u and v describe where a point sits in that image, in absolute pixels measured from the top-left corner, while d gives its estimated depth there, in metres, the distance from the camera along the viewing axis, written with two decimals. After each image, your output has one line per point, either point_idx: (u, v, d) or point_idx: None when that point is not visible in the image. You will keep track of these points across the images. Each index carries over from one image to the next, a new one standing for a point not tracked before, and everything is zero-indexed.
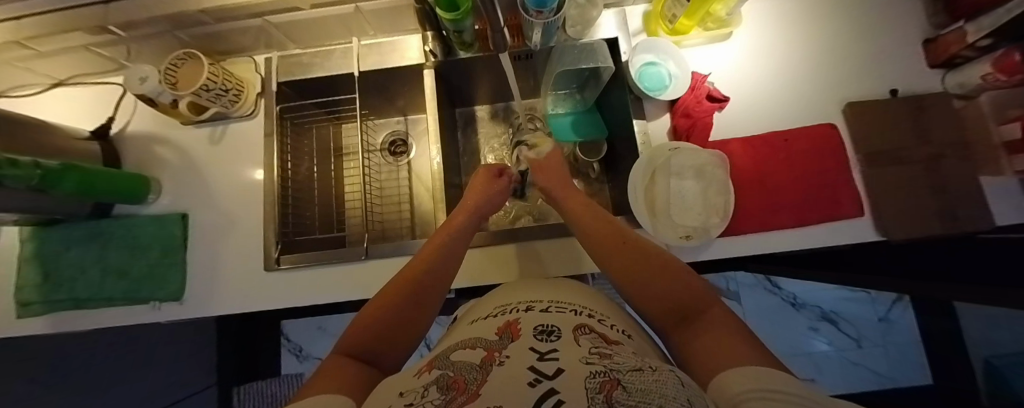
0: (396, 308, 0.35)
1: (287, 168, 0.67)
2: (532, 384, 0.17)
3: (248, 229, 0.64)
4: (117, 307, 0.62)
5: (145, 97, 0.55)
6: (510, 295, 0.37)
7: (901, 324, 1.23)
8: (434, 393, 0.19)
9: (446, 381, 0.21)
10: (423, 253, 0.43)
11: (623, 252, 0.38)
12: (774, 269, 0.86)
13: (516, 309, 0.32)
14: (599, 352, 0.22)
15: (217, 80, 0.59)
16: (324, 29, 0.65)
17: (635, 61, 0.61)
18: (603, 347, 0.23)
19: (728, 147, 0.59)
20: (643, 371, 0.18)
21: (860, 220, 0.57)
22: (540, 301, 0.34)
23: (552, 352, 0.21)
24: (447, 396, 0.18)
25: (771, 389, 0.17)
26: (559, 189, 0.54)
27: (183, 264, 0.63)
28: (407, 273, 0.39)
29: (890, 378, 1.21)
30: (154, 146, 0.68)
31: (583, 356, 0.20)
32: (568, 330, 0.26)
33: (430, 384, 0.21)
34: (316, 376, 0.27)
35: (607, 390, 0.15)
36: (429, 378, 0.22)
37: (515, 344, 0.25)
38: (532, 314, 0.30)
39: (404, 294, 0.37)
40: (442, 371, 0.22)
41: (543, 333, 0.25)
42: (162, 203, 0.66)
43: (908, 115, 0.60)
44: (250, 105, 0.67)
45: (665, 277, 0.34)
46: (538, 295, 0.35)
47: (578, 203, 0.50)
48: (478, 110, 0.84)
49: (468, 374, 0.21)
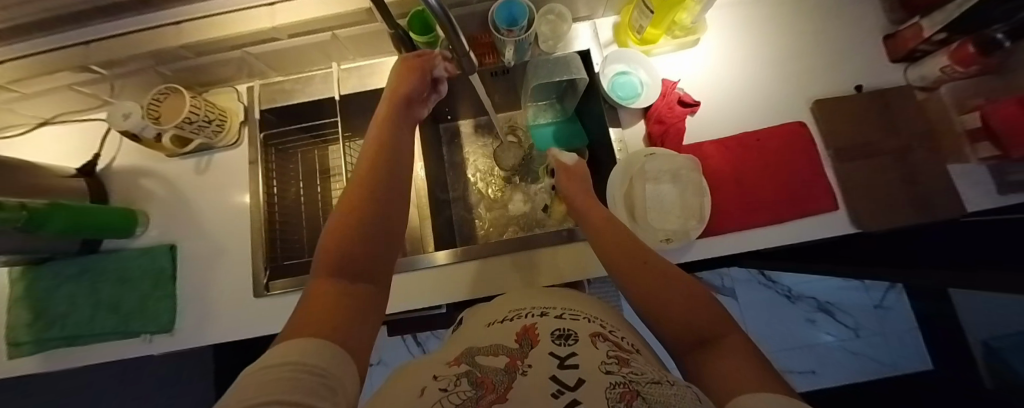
0: (364, 214, 0.31)
1: (273, 193, 0.68)
2: (554, 395, 0.18)
3: (237, 257, 0.64)
4: (109, 341, 0.62)
5: (129, 134, 0.56)
6: (524, 300, 0.35)
7: (896, 310, 1.24)
8: (466, 385, 0.21)
9: (475, 377, 0.22)
10: (368, 150, 0.38)
11: (637, 266, 0.35)
12: (763, 264, 0.86)
13: (529, 314, 0.30)
14: (617, 358, 0.22)
15: (200, 112, 0.60)
16: (304, 56, 0.67)
17: (607, 72, 0.63)
18: (621, 354, 0.23)
19: (703, 150, 0.61)
20: (662, 384, 0.18)
21: (836, 213, 0.58)
22: (552, 307, 0.32)
23: (572, 359, 0.21)
24: (478, 392, 0.20)
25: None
26: (582, 203, 0.51)
27: (173, 295, 0.63)
28: (357, 176, 0.34)
29: (892, 365, 1.21)
30: (142, 179, 0.69)
31: (603, 363, 0.20)
32: (586, 335, 0.25)
33: (461, 375, 0.22)
34: (302, 308, 0.24)
35: (628, 400, 0.15)
36: (461, 369, 0.23)
37: (536, 351, 0.24)
38: (549, 319, 0.29)
39: (364, 191, 0.33)
40: (471, 365, 0.23)
41: (561, 338, 0.25)
42: (151, 235, 0.67)
43: (875, 109, 0.62)
44: (234, 135, 0.68)
45: (682, 297, 0.31)
46: (554, 302, 0.33)
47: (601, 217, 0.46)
48: (463, 124, 0.85)
49: (495, 376, 0.22)
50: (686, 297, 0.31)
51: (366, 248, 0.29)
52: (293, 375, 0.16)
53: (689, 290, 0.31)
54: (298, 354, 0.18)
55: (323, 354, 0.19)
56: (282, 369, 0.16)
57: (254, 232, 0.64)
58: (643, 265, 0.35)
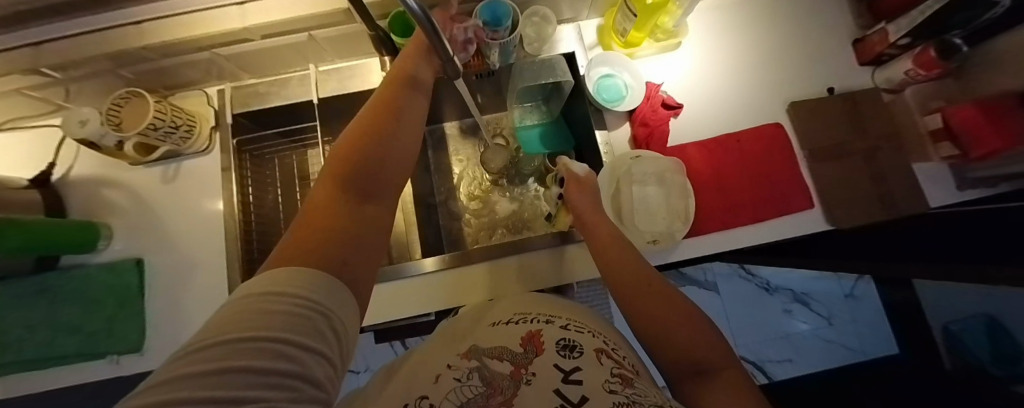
0: (375, 139, 0.30)
1: (249, 202, 0.66)
2: None
3: (212, 270, 0.61)
4: (72, 364, 0.58)
5: (87, 141, 0.52)
6: (523, 304, 0.33)
7: (865, 299, 1.31)
8: (476, 381, 0.23)
9: (487, 372, 0.24)
10: (389, 85, 0.37)
11: (637, 287, 0.36)
12: (744, 260, 0.89)
13: (535, 319, 0.29)
14: (621, 376, 0.23)
15: (166, 117, 0.56)
16: (278, 58, 0.64)
17: (592, 75, 0.63)
18: (624, 371, 0.24)
19: (686, 152, 0.62)
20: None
21: (812, 211, 0.61)
22: (557, 315, 0.30)
23: (576, 373, 0.22)
24: (487, 390, 0.22)
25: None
26: (588, 216, 0.47)
27: (142, 312, 0.59)
28: (376, 102, 0.34)
29: (862, 351, 1.28)
30: (104, 189, 0.64)
31: (607, 381, 0.22)
32: (591, 348, 0.25)
33: (474, 370, 0.24)
34: (304, 216, 0.25)
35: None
36: (474, 361, 0.24)
37: (540, 361, 0.24)
38: (555, 326, 0.27)
39: (382, 116, 0.32)
40: (481, 358, 0.25)
41: (567, 349, 0.24)
42: (115, 249, 0.63)
43: (845, 111, 0.64)
44: (205, 141, 0.65)
45: (685, 326, 0.31)
46: (556, 310, 0.31)
47: (608, 234, 0.44)
48: (448, 126, 0.84)
49: (504, 382, 0.23)
50: (682, 320, 0.32)
51: (373, 171, 0.29)
52: (278, 310, 0.16)
53: (686, 313, 0.33)
54: (282, 283, 0.17)
55: (307, 282, 0.18)
56: (265, 301, 0.16)
57: (229, 243, 0.61)
58: (646, 287, 0.35)
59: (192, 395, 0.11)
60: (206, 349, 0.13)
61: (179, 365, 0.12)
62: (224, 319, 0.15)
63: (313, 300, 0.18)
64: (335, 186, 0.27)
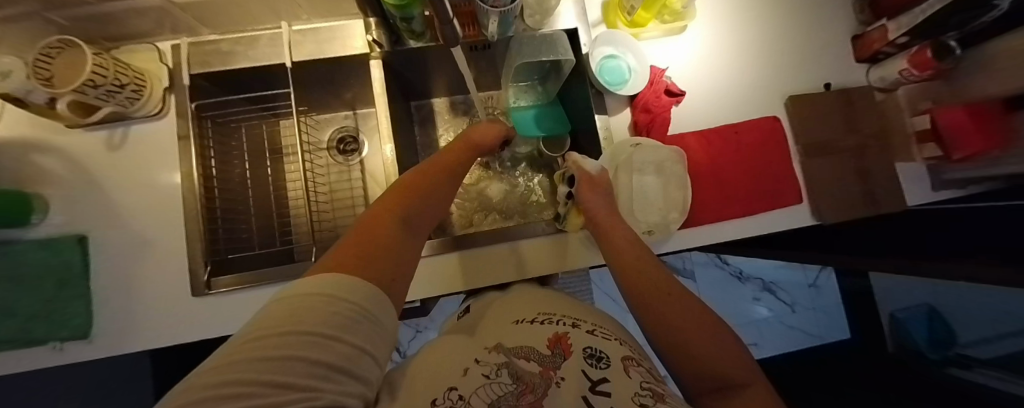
0: (423, 192, 0.36)
1: (212, 175, 0.59)
2: None
3: (170, 249, 0.55)
4: (4, 351, 0.51)
5: (7, 96, 0.44)
6: (548, 304, 0.33)
7: (827, 288, 1.38)
8: (506, 378, 0.21)
9: (516, 370, 0.22)
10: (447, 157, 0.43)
11: (659, 293, 0.35)
12: (726, 251, 0.91)
13: (561, 321, 0.29)
14: (652, 391, 0.22)
15: (108, 74, 0.48)
16: (244, 11, 0.56)
17: (595, 54, 0.60)
18: (656, 388, 0.22)
19: (685, 142, 0.61)
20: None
21: (800, 206, 0.61)
22: (584, 319, 0.30)
23: (605, 385, 0.21)
24: (518, 388, 0.21)
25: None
26: (603, 221, 0.46)
27: (88, 295, 0.53)
28: (430, 168, 0.39)
29: (818, 336, 1.35)
30: (35, 154, 0.56)
31: (637, 395, 0.21)
32: (617, 359, 0.24)
33: (502, 367, 0.23)
34: (349, 235, 0.27)
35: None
36: (501, 358, 0.23)
37: (569, 365, 0.23)
38: (580, 331, 0.27)
39: (436, 176, 0.39)
40: (508, 355, 0.24)
41: (593, 358, 0.24)
42: (53, 224, 0.55)
43: (839, 108, 0.64)
44: (157, 103, 0.57)
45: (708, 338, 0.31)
46: (584, 315, 0.31)
47: (625, 240, 0.43)
48: (437, 102, 0.79)
49: (535, 378, 0.22)
50: (706, 332, 0.31)
51: (415, 214, 0.33)
52: (323, 310, 0.17)
53: (713, 328, 0.31)
54: (330, 288, 0.19)
55: (350, 289, 0.19)
56: (315, 301, 0.17)
57: (188, 222, 0.54)
58: (667, 298, 0.34)
59: (249, 377, 0.12)
60: (259, 339, 0.14)
61: (237, 350, 0.14)
62: (278, 312, 0.16)
63: (356, 304, 0.19)
64: (387, 217, 0.30)
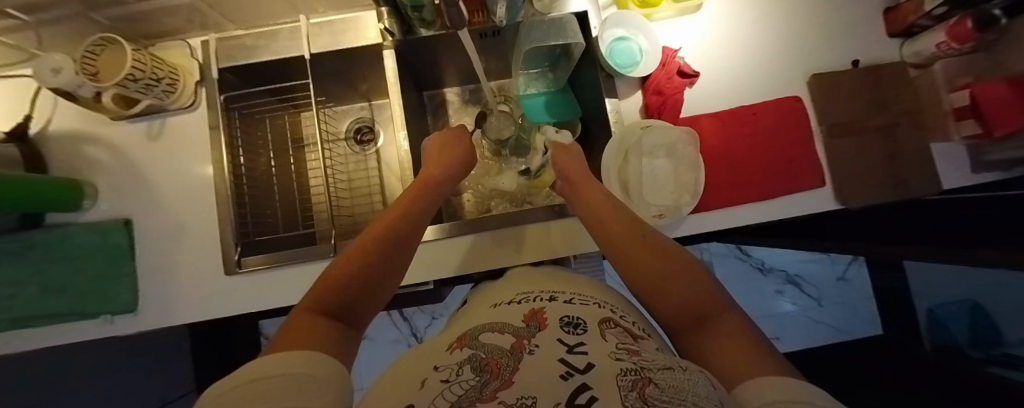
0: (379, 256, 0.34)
1: (240, 164, 0.62)
2: (564, 377, 0.16)
3: (202, 233, 0.59)
4: (65, 322, 0.57)
5: (60, 91, 0.48)
6: (534, 283, 0.35)
7: (856, 281, 1.31)
8: (468, 373, 0.18)
9: (479, 362, 0.20)
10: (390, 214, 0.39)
11: (628, 237, 0.36)
12: (745, 239, 0.89)
13: (540, 297, 0.30)
14: (628, 349, 0.20)
15: (146, 69, 0.52)
16: (265, 6, 0.59)
17: (605, 37, 0.59)
18: (631, 345, 0.21)
19: (699, 124, 0.60)
20: (675, 370, 0.16)
21: (822, 190, 0.59)
22: (563, 291, 0.31)
23: (580, 347, 0.19)
24: (482, 379, 0.18)
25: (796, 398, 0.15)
26: (574, 176, 0.49)
27: (133, 273, 0.58)
28: (353, 251, 0.33)
29: (846, 331, 1.30)
30: (84, 145, 0.61)
31: (613, 352, 0.18)
32: (595, 323, 0.24)
33: (462, 364, 0.20)
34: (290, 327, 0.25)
35: (640, 387, 0.13)
36: (464, 355, 0.21)
37: (544, 334, 0.22)
38: (559, 303, 0.28)
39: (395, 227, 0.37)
40: (473, 348, 0.22)
41: (570, 326, 0.23)
42: (100, 209, 0.60)
43: (867, 85, 0.61)
44: (190, 96, 0.61)
45: (684, 276, 0.31)
46: (563, 287, 0.32)
47: (594, 192, 0.45)
48: (449, 92, 0.80)
49: (502, 359, 0.20)
50: (677, 276, 0.31)
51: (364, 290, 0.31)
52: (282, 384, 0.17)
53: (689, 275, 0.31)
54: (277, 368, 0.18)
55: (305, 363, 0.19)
56: (272, 382, 0.17)
57: (219, 206, 0.58)
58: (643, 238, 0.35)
59: None
60: None
61: None
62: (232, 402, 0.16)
63: (312, 373, 0.19)
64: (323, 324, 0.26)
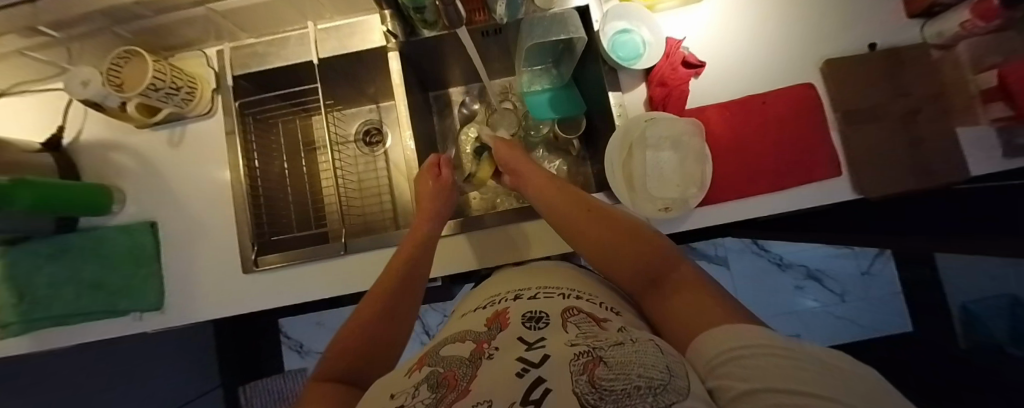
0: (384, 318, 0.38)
1: (255, 167, 0.65)
2: (521, 374, 0.20)
3: (221, 234, 0.62)
4: (99, 320, 0.61)
5: (89, 102, 0.51)
6: (498, 286, 0.39)
7: (883, 276, 1.25)
8: (424, 392, 0.22)
9: (437, 378, 0.24)
10: (392, 265, 0.45)
11: (582, 218, 0.41)
12: (760, 233, 0.86)
13: (504, 299, 0.34)
14: (586, 334, 0.24)
15: (166, 78, 0.55)
16: (276, 14, 0.61)
17: (607, 30, 0.58)
18: (590, 329, 0.26)
19: (706, 115, 0.58)
20: (624, 345, 0.21)
21: (839, 179, 0.56)
22: (529, 288, 0.36)
23: (540, 342, 0.24)
24: (437, 394, 0.21)
25: (748, 343, 0.20)
26: (520, 170, 0.53)
27: (159, 273, 0.61)
28: (359, 320, 0.38)
29: (872, 329, 1.24)
30: (111, 153, 0.65)
31: (570, 340, 0.24)
32: (556, 315, 0.29)
33: (421, 383, 0.24)
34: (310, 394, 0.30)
35: (590, 369, 0.19)
36: (422, 375, 0.24)
37: (504, 334, 0.27)
38: (521, 301, 0.32)
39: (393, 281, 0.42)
40: (432, 367, 0.25)
41: (532, 321, 0.28)
42: (128, 213, 0.64)
43: (885, 69, 0.58)
44: (207, 103, 0.63)
45: (633, 242, 0.37)
46: (528, 283, 0.37)
47: (544, 180, 0.49)
48: (454, 92, 0.81)
49: (460, 370, 0.24)
50: (627, 244, 0.37)
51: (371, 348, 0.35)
52: None
53: (645, 243, 0.37)
54: None
55: None
56: None
57: (237, 208, 0.61)
58: (595, 218, 0.41)
59: None
60: None
61: None
62: None
63: None
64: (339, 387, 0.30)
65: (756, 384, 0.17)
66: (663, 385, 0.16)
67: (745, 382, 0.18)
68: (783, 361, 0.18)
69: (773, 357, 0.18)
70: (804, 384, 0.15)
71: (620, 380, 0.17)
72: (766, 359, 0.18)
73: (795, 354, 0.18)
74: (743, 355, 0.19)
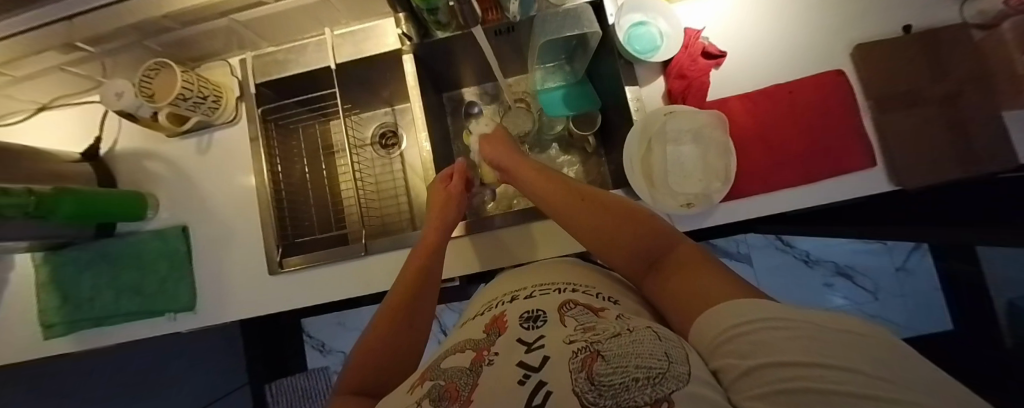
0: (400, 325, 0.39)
1: (278, 172, 0.67)
2: (522, 381, 0.21)
3: (246, 238, 0.64)
4: (137, 321, 0.64)
5: (124, 113, 0.54)
6: (498, 289, 0.39)
7: (919, 271, 1.18)
8: (430, 405, 0.22)
9: (440, 391, 0.23)
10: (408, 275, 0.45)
11: (575, 205, 0.41)
12: (786, 227, 0.83)
13: (502, 302, 0.34)
14: (585, 327, 0.25)
15: (194, 88, 0.57)
16: (294, 22, 0.63)
17: (623, 23, 0.57)
18: (589, 321, 0.26)
19: (728, 106, 0.56)
20: (622, 335, 0.22)
21: (874, 170, 0.54)
22: (524, 288, 0.35)
23: (539, 341, 0.24)
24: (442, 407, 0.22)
25: (752, 317, 0.21)
26: (510, 163, 0.54)
27: (190, 276, 0.64)
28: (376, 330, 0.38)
29: (908, 326, 1.18)
30: (145, 161, 0.68)
31: (569, 336, 0.24)
32: (553, 311, 0.29)
33: (425, 396, 0.23)
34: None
35: (588, 365, 0.19)
36: (425, 389, 0.24)
37: (503, 338, 0.27)
38: (517, 303, 0.32)
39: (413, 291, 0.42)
40: (436, 378, 0.25)
41: (530, 320, 0.28)
42: (161, 218, 0.67)
43: (923, 52, 0.55)
44: (232, 111, 0.66)
45: (628, 226, 0.37)
46: (522, 283, 0.37)
47: (532, 171, 0.49)
48: (467, 92, 0.81)
49: (460, 380, 0.24)
50: (622, 228, 0.37)
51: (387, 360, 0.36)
52: None
53: (633, 227, 0.36)
54: None
55: None
56: None
57: (262, 211, 0.63)
58: (586, 204, 0.40)
59: None
60: None
61: None
62: None
63: None
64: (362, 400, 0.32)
65: (764, 359, 0.18)
66: (661, 374, 0.17)
67: (749, 359, 0.18)
68: (789, 332, 0.18)
69: (778, 329, 0.19)
70: (814, 356, 0.16)
71: (618, 375, 0.18)
72: (774, 332, 0.18)
73: (803, 321, 0.19)
74: (748, 331, 0.20)
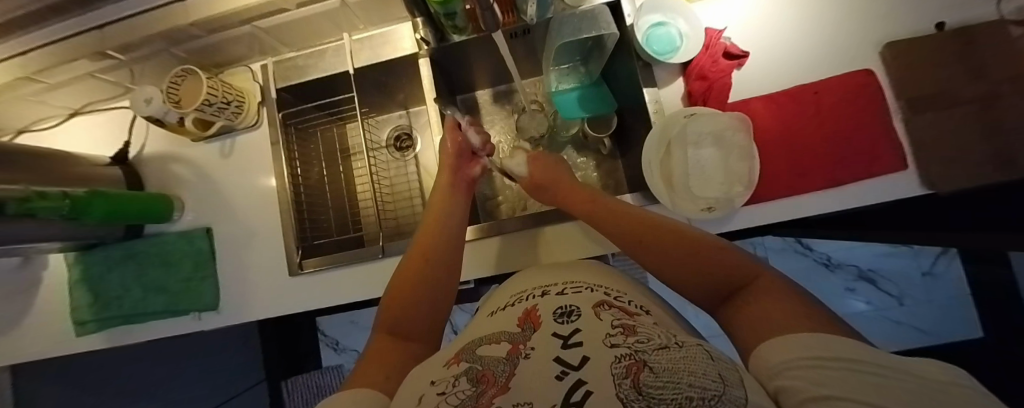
0: (421, 286, 0.39)
1: (298, 175, 0.68)
2: (559, 376, 0.20)
3: (267, 239, 0.66)
4: (163, 319, 0.66)
5: (154, 119, 0.55)
6: (525, 283, 0.38)
7: (947, 277, 1.13)
8: (465, 384, 0.23)
9: (476, 374, 0.24)
10: (420, 240, 0.44)
11: (636, 229, 0.39)
12: (806, 230, 0.81)
13: (533, 295, 0.34)
14: (623, 329, 0.24)
15: (218, 94, 0.58)
16: (313, 28, 0.64)
17: (641, 24, 0.57)
18: (627, 323, 0.25)
19: (751, 108, 0.55)
20: (669, 349, 0.21)
21: (903, 174, 0.52)
22: (555, 284, 0.35)
23: (575, 337, 0.24)
24: (478, 390, 0.22)
25: (823, 355, 0.19)
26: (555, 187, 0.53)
27: (214, 276, 0.66)
28: (398, 294, 0.38)
29: (937, 335, 1.12)
30: (171, 165, 0.70)
31: (609, 337, 0.23)
32: (589, 308, 0.28)
33: (461, 375, 0.24)
34: (367, 358, 0.33)
35: (634, 373, 0.18)
36: (461, 370, 0.25)
37: (538, 332, 0.26)
38: (550, 298, 0.32)
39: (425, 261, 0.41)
40: (469, 365, 0.25)
41: (564, 316, 0.28)
42: (186, 219, 0.69)
43: (961, 50, 0.52)
44: (254, 116, 0.67)
45: (701, 254, 0.33)
46: (554, 278, 0.37)
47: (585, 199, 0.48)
48: (481, 95, 0.81)
49: (497, 367, 0.24)
50: (694, 252, 0.33)
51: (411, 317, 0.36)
52: None
53: (715, 247, 0.33)
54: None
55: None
56: None
57: (283, 214, 0.65)
58: (647, 232, 0.37)
59: None
60: None
61: None
62: None
63: None
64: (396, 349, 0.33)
65: (836, 390, 0.16)
66: (718, 396, 0.16)
67: (823, 388, 0.17)
68: (869, 379, 0.17)
69: (859, 375, 0.17)
70: None
71: (669, 390, 0.16)
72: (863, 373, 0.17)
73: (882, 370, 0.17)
74: (819, 366, 0.18)
